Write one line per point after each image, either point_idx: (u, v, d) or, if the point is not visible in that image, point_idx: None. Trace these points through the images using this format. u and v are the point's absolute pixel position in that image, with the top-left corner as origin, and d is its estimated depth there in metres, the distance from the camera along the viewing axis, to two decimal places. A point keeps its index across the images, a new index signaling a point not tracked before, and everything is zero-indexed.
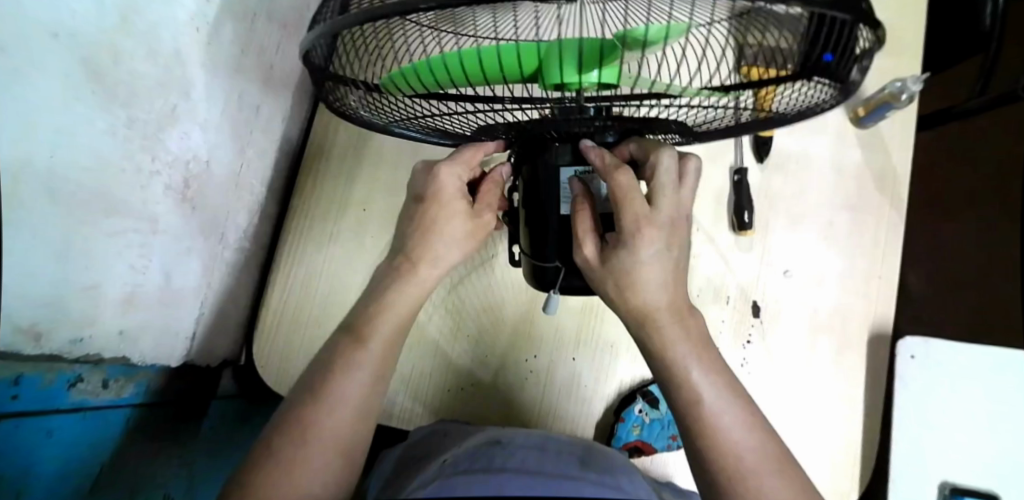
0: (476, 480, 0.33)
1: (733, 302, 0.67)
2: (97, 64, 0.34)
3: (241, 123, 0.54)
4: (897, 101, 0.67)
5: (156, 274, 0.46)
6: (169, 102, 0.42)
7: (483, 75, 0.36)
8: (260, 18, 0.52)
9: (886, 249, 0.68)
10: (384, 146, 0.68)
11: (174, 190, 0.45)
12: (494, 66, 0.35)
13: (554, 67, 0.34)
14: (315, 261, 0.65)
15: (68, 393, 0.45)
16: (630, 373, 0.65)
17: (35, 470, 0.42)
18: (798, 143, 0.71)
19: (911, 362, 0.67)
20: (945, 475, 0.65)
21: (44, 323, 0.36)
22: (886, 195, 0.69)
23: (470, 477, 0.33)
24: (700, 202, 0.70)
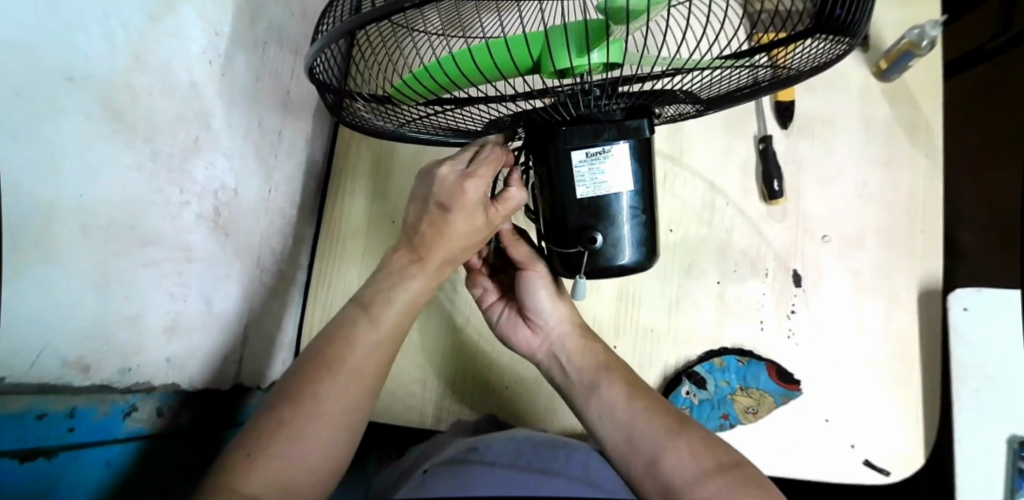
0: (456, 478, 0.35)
1: (771, 274, 0.66)
2: (118, 104, 0.36)
3: (264, 149, 0.56)
4: (918, 49, 0.64)
5: (195, 300, 0.48)
6: (190, 134, 0.44)
7: (481, 72, 0.37)
8: (271, 45, 0.54)
9: (927, 201, 0.65)
10: (405, 159, 0.69)
11: (205, 218, 0.47)
12: (490, 61, 0.36)
13: (549, 55, 0.34)
14: (349, 277, 0.67)
15: (123, 422, 0.44)
16: (674, 355, 0.65)
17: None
18: (822, 104, 0.69)
19: (966, 315, 0.63)
20: (1014, 430, 0.62)
21: (89, 355, 0.38)
22: (919, 146, 0.67)
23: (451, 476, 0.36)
24: (725, 175, 0.69)
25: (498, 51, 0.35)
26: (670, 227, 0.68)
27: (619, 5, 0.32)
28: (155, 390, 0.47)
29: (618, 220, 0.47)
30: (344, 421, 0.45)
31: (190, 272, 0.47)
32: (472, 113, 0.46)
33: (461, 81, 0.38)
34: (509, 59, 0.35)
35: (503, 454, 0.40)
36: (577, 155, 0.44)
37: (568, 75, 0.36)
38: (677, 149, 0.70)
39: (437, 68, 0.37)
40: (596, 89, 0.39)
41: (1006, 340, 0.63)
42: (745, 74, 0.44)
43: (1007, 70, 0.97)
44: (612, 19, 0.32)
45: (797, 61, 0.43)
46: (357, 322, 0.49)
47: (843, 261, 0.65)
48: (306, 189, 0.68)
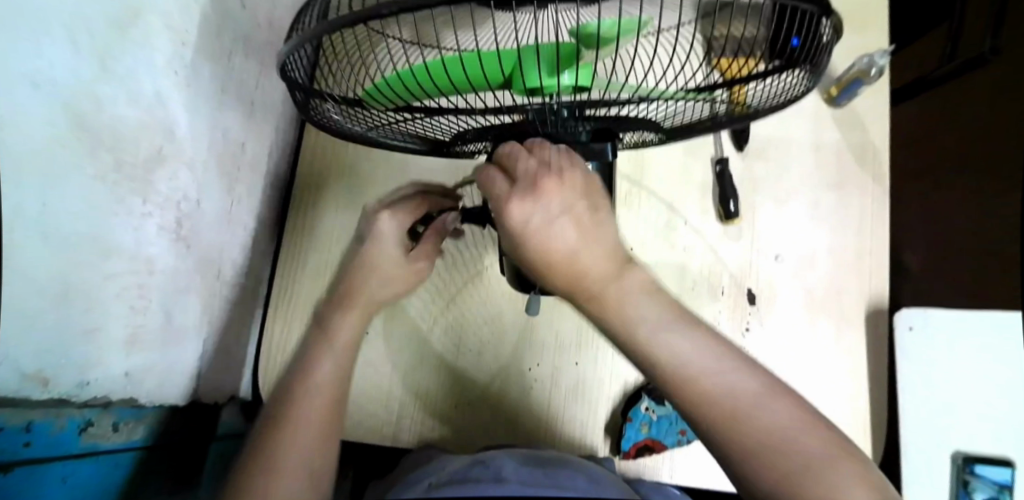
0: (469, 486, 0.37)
1: (726, 291, 0.68)
2: (81, 114, 0.36)
3: (229, 160, 0.56)
4: (867, 77, 0.69)
5: (156, 314, 0.47)
6: (155, 144, 0.43)
7: (452, 81, 0.38)
8: (237, 55, 0.54)
9: (873, 222, 0.69)
10: (372, 172, 0.70)
11: (167, 230, 0.47)
12: (463, 73, 0.37)
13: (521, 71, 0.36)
14: (313, 289, 0.67)
15: (80, 438, 0.43)
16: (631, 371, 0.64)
17: None
18: (775, 128, 0.73)
19: (911, 333, 0.67)
20: (956, 446, 0.66)
21: (50, 368, 0.37)
22: (866, 170, 0.70)
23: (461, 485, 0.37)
24: (684, 195, 0.72)
25: (472, 64, 0.36)
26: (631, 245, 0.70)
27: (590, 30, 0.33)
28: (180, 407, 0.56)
29: None
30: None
31: (151, 285, 0.46)
32: (441, 123, 0.47)
33: (433, 89, 0.39)
34: (482, 73, 0.37)
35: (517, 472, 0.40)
36: None
37: (536, 96, 0.38)
38: (638, 171, 0.72)
39: (411, 76, 0.38)
40: (564, 111, 0.41)
41: (944, 353, 0.67)
42: (705, 107, 0.47)
43: (946, 96, 1.04)
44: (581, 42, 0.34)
45: (758, 98, 0.46)
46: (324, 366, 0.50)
47: (796, 279, 0.68)
48: (270, 201, 0.68)
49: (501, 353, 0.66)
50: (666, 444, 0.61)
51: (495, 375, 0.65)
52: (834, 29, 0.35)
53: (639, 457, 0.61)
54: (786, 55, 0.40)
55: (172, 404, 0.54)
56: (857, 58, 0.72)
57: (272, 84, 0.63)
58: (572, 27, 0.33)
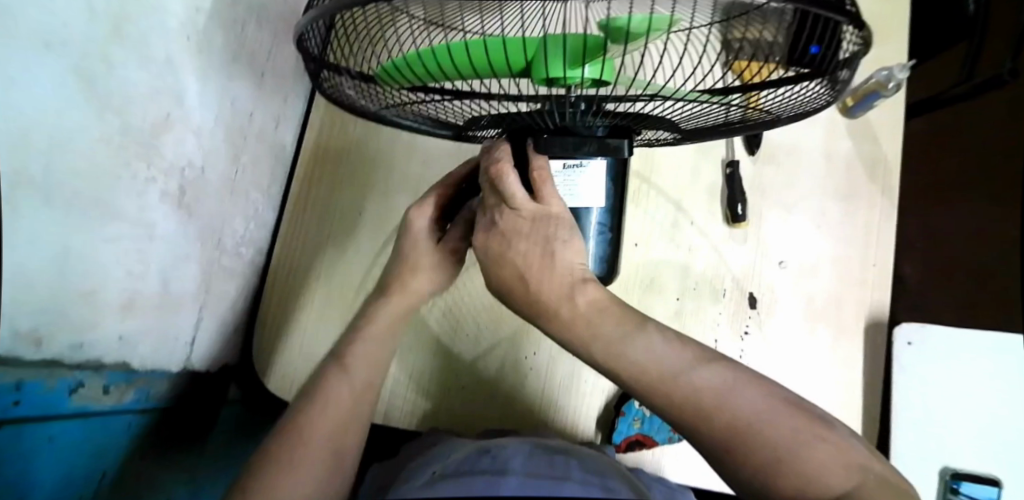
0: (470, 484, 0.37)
1: (728, 295, 0.68)
2: (92, 73, 0.35)
3: (236, 129, 0.55)
4: (884, 89, 0.69)
5: (154, 280, 0.47)
6: (163, 108, 0.43)
7: (471, 66, 0.37)
8: (250, 24, 0.53)
9: (880, 236, 0.68)
10: (378, 152, 0.69)
11: (170, 196, 0.46)
12: (483, 57, 0.36)
13: (543, 62, 0.35)
14: (312, 266, 0.67)
15: (70, 398, 0.42)
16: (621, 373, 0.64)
17: (35, 479, 0.41)
18: (788, 134, 0.72)
19: (909, 349, 0.67)
20: (945, 461, 0.65)
21: (44, 327, 0.36)
22: (876, 183, 0.70)
23: (462, 481, 0.37)
24: (691, 195, 0.71)
25: (493, 50, 0.35)
26: (635, 242, 0.70)
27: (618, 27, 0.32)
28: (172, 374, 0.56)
29: (587, 234, 0.48)
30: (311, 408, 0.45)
31: (151, 251, 0.45)
32: (456, 107, 0.46)
33: (451, 71, 0.38)
34: (503, 59, 0.36)
35: (523, 466, 0.39)
36: (555, 165, 0.45)
37: (556, 84, 0.37)
38: (647, 168, 0.72)
39: (429, 56, 0.37)
40: (582, 104, 0.40)
41: (940, 371, 0.67)
42: (721, 111, 0.46)
43: (961, 114, 1.03)
44: (608, 37, 0.33)
45: (775, 105, 0.45)
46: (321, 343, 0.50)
47: (798, 287, 0.68)
48: (274, 174, 0.67)
49: (498, 343, 0.65)
50: (658, 441, 0.61)
51: (490, 363, 0.65)
52: (862, 40, 0.34)
53: (628, 452, 0.61)
54: (810, 64, 0.39)
55: (166, 371, 0.54)
56: (877, 69, 0.71)
57: (283, 56, 0.62)
58: (602, 22, 0.32)
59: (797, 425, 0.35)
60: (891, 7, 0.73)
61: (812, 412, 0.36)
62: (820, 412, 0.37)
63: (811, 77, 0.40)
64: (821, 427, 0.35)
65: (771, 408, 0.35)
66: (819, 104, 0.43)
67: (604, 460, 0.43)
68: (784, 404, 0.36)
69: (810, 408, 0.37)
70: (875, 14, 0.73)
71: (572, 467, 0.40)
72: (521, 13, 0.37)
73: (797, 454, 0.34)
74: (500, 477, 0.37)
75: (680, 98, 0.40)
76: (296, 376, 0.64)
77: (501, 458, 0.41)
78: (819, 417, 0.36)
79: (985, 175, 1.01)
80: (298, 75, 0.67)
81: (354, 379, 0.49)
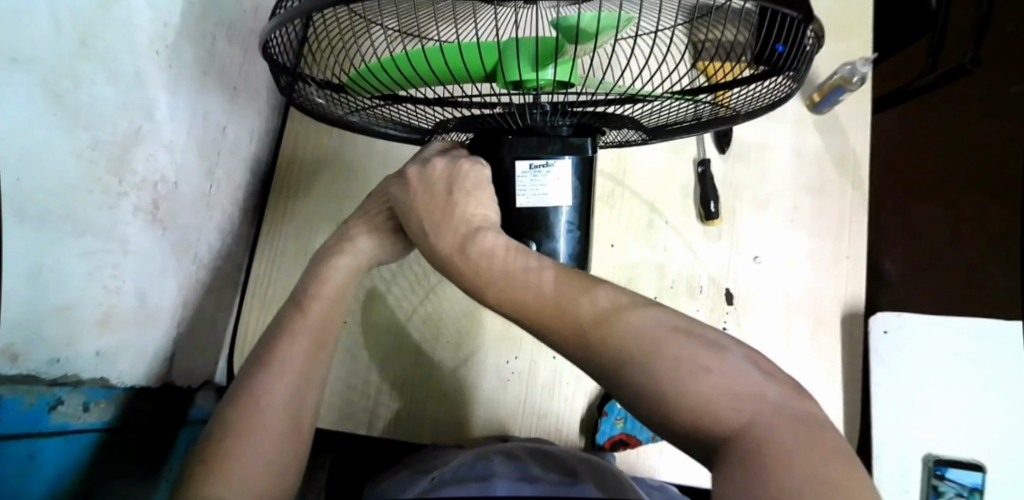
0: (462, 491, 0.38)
1: (705, 292, 0.69)
2: (60, 88, 0.35)
3: (209, 143, 0.55)
4: (849, 84, 0.70)
5: (130, 295, 0.47)
6: (133, 123, 0.43)
7: (434, 71, 0.38)
8: (221, 39, 0.54)
9: (851, 228, 0.70)
10: (354, 164, 0.70)
11: (143, 211, 0.46)
12: (444, 63, 0.37)
13: (501, 65, 0.37)
14: (291, 278, 0.67)
15: (49, 416, 0.41)
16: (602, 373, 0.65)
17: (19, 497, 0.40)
18: (758, 133, 0.74)
19: (885, 337, 0.68)
20: (927, 449, 0.66)
21: (19, 343, 0.36)
22: (846, 177, 0.72)
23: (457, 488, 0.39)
24: (665, 195, 0.72)
25: (452, 56, 0.37)
26: (612, 243, 0.71)
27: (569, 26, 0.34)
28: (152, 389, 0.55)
29: (557, 233, 0.49)
30: (289, 414, 0.45)
31: (125, 266, 0.45)
32: (424, 113, 0.47)
33: (415, 79, 0.40)
34: (463, 65, 0.37)
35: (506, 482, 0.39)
36: (522, 166, 0.46)
37: (519, 87, 0.39)
38: (620, 170, 0.73)
39: (392, 64, 0.38)
40: (545, 105, 0.41)
41: (917, 358, 0.68)
42: (687, 107, 0.47)
43: (932, 108, 1.06)
44: (560, 37, 0.34)
45: (740, 100, 0.47)
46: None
47: (773, 281, 0.69)
48: (250, 189, 0.67)
49: (479, 346, 0.66)
50: (642, 439, 0.62)
51: (471, 368, 0.65)
52: (817, 35, 0.36)
53: (614, 452, 0.61)
54: (770, 59, 0.41)
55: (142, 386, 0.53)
56: (841, 65, 0.73)
57: (256, 71, 0.63)
58: (553, 22, 0.34)
59: (684, 354, 0.34)
60: (852, 6, 0.76)
61: (704, 338, 0.35)
62: (714, 338, 0.36)
63: (772, 73, 0.42)
64: (710, 355, 0.34)
65: (662, 340, 0.35)
66: (778, 98, 0.45)
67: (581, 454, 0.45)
68: (683, 337, 0.35)
69: (700, 334, 0.36)
70: (837, 13, 0.76)
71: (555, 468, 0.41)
72: (482, 19, 0.38)
73: (684, 387, 0.32)
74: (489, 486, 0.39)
75: (646, 97, 0.41)
76: None
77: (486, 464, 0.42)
78: (712, 344, 0.35)
79: (958, 167, 1.04)
80: (272, 90, 0.68)
81: None
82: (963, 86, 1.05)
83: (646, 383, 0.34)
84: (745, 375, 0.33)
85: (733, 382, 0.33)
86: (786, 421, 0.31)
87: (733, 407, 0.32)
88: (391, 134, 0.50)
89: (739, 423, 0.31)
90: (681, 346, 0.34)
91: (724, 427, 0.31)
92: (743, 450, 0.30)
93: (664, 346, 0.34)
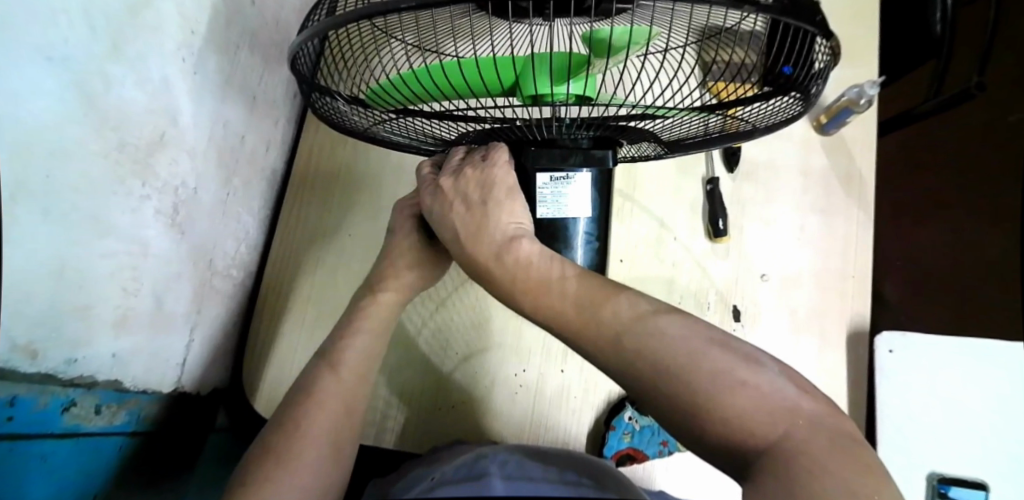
0: (461, 487, 0.38)
1: (712, 307, 0.69)
2: (92, 90, 0.36)
3: (227, 150, 0.56)
4: (856, 106, 0.71)
5: (147, 298, 0.47)
6: (158, 128, 0.43)
7: (464, 83, 0.39)
8: (243, 49, 0.54)
9: (858, 247, 0.71)
10: (368, 173, 0.71)
11: (164, 214, 0.47)
12: (476, 76, 0.38)
13: (531, 77, 0.37)
14: (303, 285, 0.67)
15: (62, 417, 0.42)
16: (607, 388, 0.65)
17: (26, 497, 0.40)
18: (765, 152, 0.74)
19: (891, 356, 0.68)
20: (932, 467, 0.66)
21: (40, 341, 0.36)
22: (853, 197, 0.72)
23: (455, 485, 0.39)
24: (674, 212, 0.73)
25: (485, 66, 0.37)
26: (621, 258, 0.71)
27: (602, 38, 0.35)
28: (163, 394, 0.55)
29: (575, 244, 0.51)
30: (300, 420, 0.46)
31: (143, 268, 0.45)
32: (444, 126, 0.47)
33: (447, 90, 0.40)
34: (494, 76, 0.38)
35: (504, 488, 0.37)
36: (542, 178, 0.47)
37: (542, 102, 0.39)
38: (630, 186, 0.74)
39: (424, 74, 0.39)
40: (568, 119, 0.42)
41: (925, 378, 0.68)
42: (699, 123, 0.48)
43: (934, 133, 1.07)
44: (593, 49, 0.35)
45: (752, 117, 0.48)
46: (314, 358, 0.51)
47: (782, 299, 0.69)
48: (264, 198, 0.68)
49: (488, 359, 0.66)
50: (649, 454, 0.62)
51: (480, 380, 0.65)
52: (831, 53, 0.37)
53: (621, 467, 0.61)
54: (779, 81, 0.42)
55: (157, 393, 0.54)
56: (848, 88, 0.74)
57: (274, 81, 0.63)
58: (587, 34, 0.35)
59: (695, 363, 0.35)
60: (859, 31, 0.77)
61: (743, 355, 0.36)
62: (751, 354, 0.36)
63: (783, 92, 0.43)
64: (743, 371, 0.34)
65: (667, 347, 0.36)
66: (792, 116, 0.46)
67: (586, 457, 0.45)
68: (708, 347, 0.36)
69: (737, 347, 0.36)
70: (846, 37, 0.77)
71: (554, 469, 0.41)
72: (509, 34, 0.39)
73: (713, 400, 0.33)
74: (484, 481, 0.39)
75: (663, 115, 0.42)
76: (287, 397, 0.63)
77: (483, 466, 0.42)
78: (749, 357, 0.35)
79: (959, 190, 1.05)
80: (288, 100, 0.69)
81: (346, 398, 0.49)
82: (967, 111, 1.06)
83: (674, 399, 0.34)
84: (775, 390, 0.34)
85: (765, 399, 0.33)
86: (809, 438, 0.32)
87: (761, 423, 0.33)
88: (412, 145, 0.51)
89: (771, 443, 0.32)
90: (716, 365, 0.35)
91: (748, 441, 0.33)
92: (770, 466, 0.31)
93: (676, 351, 0.35)
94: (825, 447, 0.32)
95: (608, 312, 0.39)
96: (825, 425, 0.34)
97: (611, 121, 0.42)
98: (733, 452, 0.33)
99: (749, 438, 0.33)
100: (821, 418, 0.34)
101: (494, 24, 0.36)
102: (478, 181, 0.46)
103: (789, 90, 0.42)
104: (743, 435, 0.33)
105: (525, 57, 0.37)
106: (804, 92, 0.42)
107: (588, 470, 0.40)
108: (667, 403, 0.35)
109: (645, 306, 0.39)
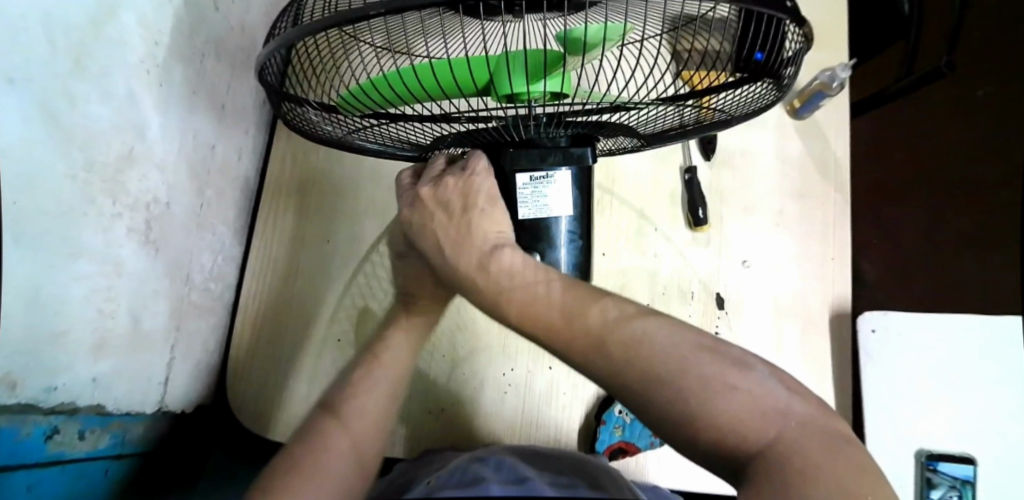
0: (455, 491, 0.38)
1: (696, 297, 0.70)
2: (57, 111, 0.35)
3: (199, 162, 0.55)
4: (828, 89, 0.72)
5: (124, 317, 0.46)
6: (126, 144, 0.42)
7: (438, 86, 0.38)
8: (209, 58, 0.53)
9: (836, 230, 0.72)
10: (344, 179, 0.70)
11: (138, 232, 0.46)
12: (450, 78, 0.38)
13: (505, 77, 0.37)
14: (284, 296, 0.66)
15: (45, 445, 0.41)
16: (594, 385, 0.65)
17: None
18: (741, 140, 0.75)
19: (873, 335, 0.70)
20: (920, 444, 0.67)
21: (18, 371, 0.35)
22: (829, 181, 0.73)
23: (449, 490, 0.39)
24: (654, 204, 0.73)
25: (459, 68, 0.37)
26: (603, 251, 0.72)
27: (576, 36, 0.35)
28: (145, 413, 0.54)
29: (558, 242, 0.51)
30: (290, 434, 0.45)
31: (119, 288, 0.44)
32: (418, 130, 0.47)
33: (421, 94, 0.40)
34: (468, 77, 0.38)
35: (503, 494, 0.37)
36: (522, 179, 0.47)
37: (517, 101, 0.39)
38: (609, 180, 0.74)
39: (397, 78, 0.38)
40: (544, 117, 0.42)
41: (907, 358, 0.69)
42: (675, 113, 0.48)
43: (904, 113, 1.09)
44: (567, 47, 0.35)
45: (726, 105, 0.48)
46: None
47: (763, 285, 0.70)
48: (240, 209, 0.67)
49: (475, 361, 0.66)
50: (641, 446, 0.62)
51: (468, 382, 0.65)
52: (803, 38, 0.37)
53: (613, 461, 0.62)
54: (751, 68, 0.42)
55: (139, 413, 0.53)
56: (820, 71, 0.75)
57: (243, 89, 0.62)
58: (560, 33, 0.35)
59: (680, 363, 0.35)
60: (827, 14, 0.78)
61: (729, 354, 0.36)
62: (737, 353, 0.36)
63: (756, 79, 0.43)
64: (731, 372, 0.35)
65: (652, 346, 0.36)
66: (766, 102, 0.46)
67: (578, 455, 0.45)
68: (693, 346, 0.36)
69: (725, 350, 0.36)
70: (815, 21, 0.78)
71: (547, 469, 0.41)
72: (481, 33, 0.38)
73: (699, 398, 0.34)
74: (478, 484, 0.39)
75: (638, 109, 0.42)
76: (274, 409, 0.63)
77: (476, 469, 0.42)
78: (735, 357, 0.36)
79: (932, 167, 1.07)
80: (258, 108, 0.68)
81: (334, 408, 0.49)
82: (936, 89, 1.08)
83: (661, 397, 0.35)
84: (759, 386, 0.34)
85: (752, 395, 0.34)
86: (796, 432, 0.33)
87: (746, 419, 0.33)
88: (388, 150, 0.51)
89: (759, 438, 0.33)
90: (702, 363, 0.35)
91: (736, 437, 0.33)
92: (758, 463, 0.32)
93: (661, 350, 0.36)
94: (812, 442, 0.32)
95: (593, 314, 0.39)
96: (811, 417, 0.35)
97: (587, 116, 0.42)
98: (721, 448, 0.34)
99: (736, 434, 0.33)
100: (807, 416, 0.34)
101: (465, 25, 0.36)
102: (458, 187, 0.47)
103: (761, 76, 0.42)
104: (731, 431, 0.33)
105: (499, 56, 0.37)
106: (776, 78, 0.42)
107: (580, 468, 0.40)
108: (653, 402, 0.35)
109: (629, 308, 0.39)
